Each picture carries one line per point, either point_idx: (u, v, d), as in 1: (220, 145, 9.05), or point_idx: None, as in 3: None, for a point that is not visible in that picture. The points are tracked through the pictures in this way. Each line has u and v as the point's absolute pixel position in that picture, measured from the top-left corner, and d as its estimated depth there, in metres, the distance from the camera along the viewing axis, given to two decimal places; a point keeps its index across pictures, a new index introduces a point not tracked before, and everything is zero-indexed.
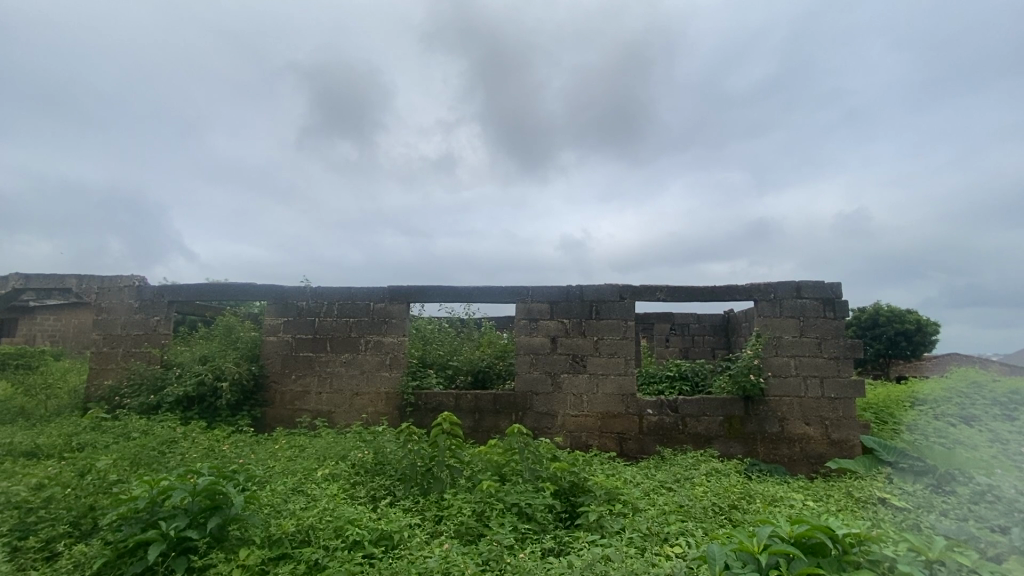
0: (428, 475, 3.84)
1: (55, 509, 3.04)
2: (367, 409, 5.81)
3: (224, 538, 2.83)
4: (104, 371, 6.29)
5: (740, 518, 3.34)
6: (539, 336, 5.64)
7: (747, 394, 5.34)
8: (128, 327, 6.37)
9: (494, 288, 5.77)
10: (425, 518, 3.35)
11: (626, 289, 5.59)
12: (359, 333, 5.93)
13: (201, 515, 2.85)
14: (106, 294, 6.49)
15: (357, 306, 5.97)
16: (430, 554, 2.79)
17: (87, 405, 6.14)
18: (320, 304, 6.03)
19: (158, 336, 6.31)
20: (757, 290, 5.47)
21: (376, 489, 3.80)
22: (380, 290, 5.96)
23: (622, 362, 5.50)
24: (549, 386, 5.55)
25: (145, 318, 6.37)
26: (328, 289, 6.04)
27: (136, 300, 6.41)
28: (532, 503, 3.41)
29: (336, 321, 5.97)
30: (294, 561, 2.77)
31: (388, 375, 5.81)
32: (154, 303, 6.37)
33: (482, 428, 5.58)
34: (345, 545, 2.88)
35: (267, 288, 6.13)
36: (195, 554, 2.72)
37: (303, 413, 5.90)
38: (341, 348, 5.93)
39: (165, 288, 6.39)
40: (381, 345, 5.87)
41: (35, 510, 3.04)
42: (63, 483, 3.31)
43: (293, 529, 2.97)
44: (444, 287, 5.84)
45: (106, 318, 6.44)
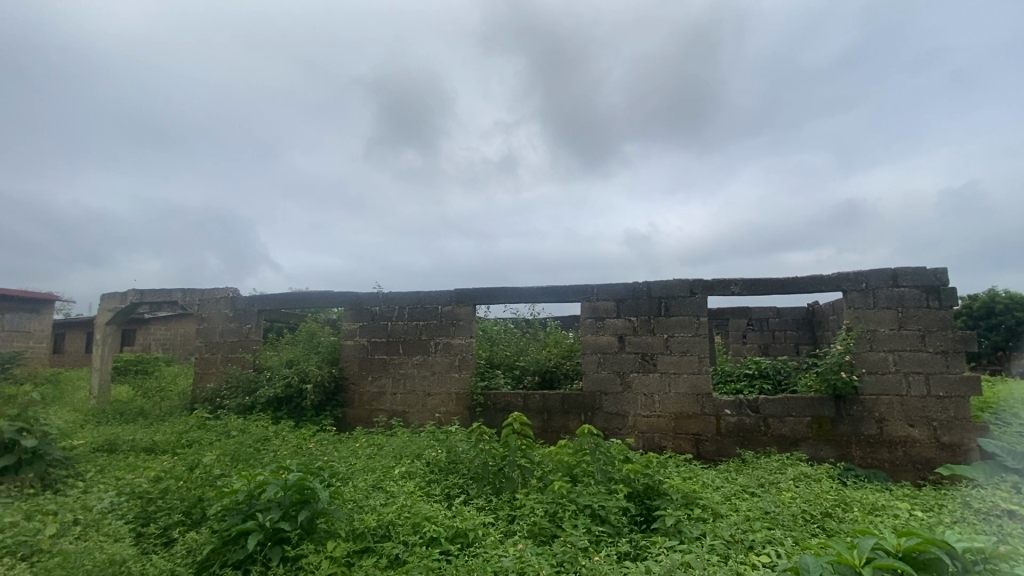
0: (499, 474, 3.87)
1: (171, 499, 3.37)
2: (439, 409, 5.97)
3: (314, 530, 3.02)
4: (207, 375, 6.93)
5: (835, 528, 3.08)
6: (606, 335, 5.53)
7: (838, 393, 4.93)
8: (225, 334, 6.98)
9: (558, 287, 5.73)
10: (498, 517, 3.38)
11: (697, 283, 5.35)
12: (428, 335, 6.11)
13: (293, 508, 3.05)
14: (206, 305, 7.16)
15: (425, 309, 6.16)
16: (504, 553, 2.81)
17: (194, 406, 6.79)
18: (392, 308, 6.28)
19: (251, 342, 6.87)
20: (846, 280, 5.03)
21: (449, 487, 3.90)
22: (446, 294, 6.12)
23: (695, 360, 5.27)
24: (618, 386, 5.43)
25: (238, 326, 6.94)
26: (397, 293, 6.28)
27: (231, 310, 7.01)
28: (605, 505, 3.35)
29: (407, 324, 6.20)
30: (376, 555, 2.90)
31: (458, 377, 5.95)
32: (245, 311, 6.94)
33: (552, 429, 5.55)
34: (423, 541, 2.98)
35: (344, 295, 6.48)
36: (288, 544, 2.91)
37: (380, 413, 6.17)
38: (413, 350, 6.14)
39: (254, 298, 6.94)
40: (449, 346, 6.02)
41: (154, 500, 3.39)
42: (176, 476, 3.66)
43: (374, 524, 3.11)
44: (508, 289, 5.88)
45: (207, 326, 7.09)
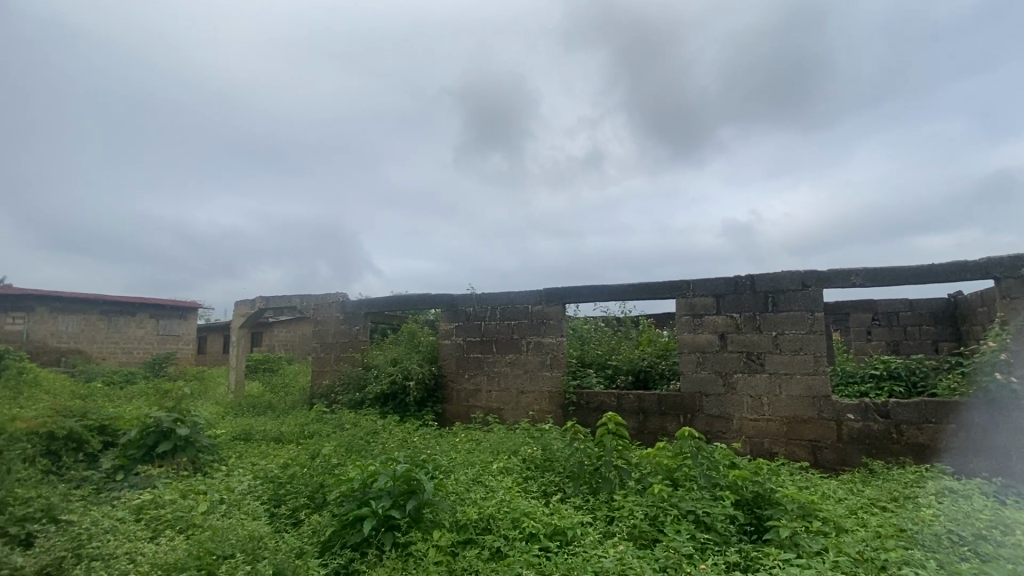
0: (596, 474, 3.83)
1: (297, 484, 3.75)
2: (533, 407, 6.04)
3: (421, 519, 3.20)
4: (323, 372, 7.64)
5: (993, 553, 2.65)
6: (705, 333, 5.25)
7: (993, 399, 4.24)
8: (337, 335, 7.64)
9: (651, 284, 5.54)
10: (596, 518, 3.35)
11: (809, 275, 4.89)
12: (520, 334, 6.21)
13: (401, 497, 3.26)
14: (321, 309, 7.89)
15: (517, 309, 6.27)
16: (603, 554, 2.79)
17: (313, 400, 7.50)
18: (484, 308, 6.47)
19: (359, 342, 7.45)
20: (998, 266, 4.33)
21: (546, 484, 3.94)
22: (536, 294, 6.18)
23: (809, 359, 4.82)
24: (721, 387, 5.14)
25: (348, 327, 7.57)
26: (489, 294, 6.46)
27: (341, 313, 7.66)
28: (710, 512, 3.18)
29: (499, 324, 6.35)
30: (478, 546, 3.01)
31: (550, 375, 5.98)
32: (353, 314, 7.55)
33: (649, 430, 5.38)
34: (522, 536, 3.04)
35: (439, 296, 6.80)
36: (399, 530, 3.11)
37: (476, 410, 6.39)
38: (505, 349, 6.28)
39: (360, 301, 7.52)
40: (541, 345, 6.08)
41: (283, 484, 3.79)
42: (301, 463, 4.07)
43: (476, 516, 3.23)
44: (598, 287, 5.80)
45: (321, 328, 7.81)
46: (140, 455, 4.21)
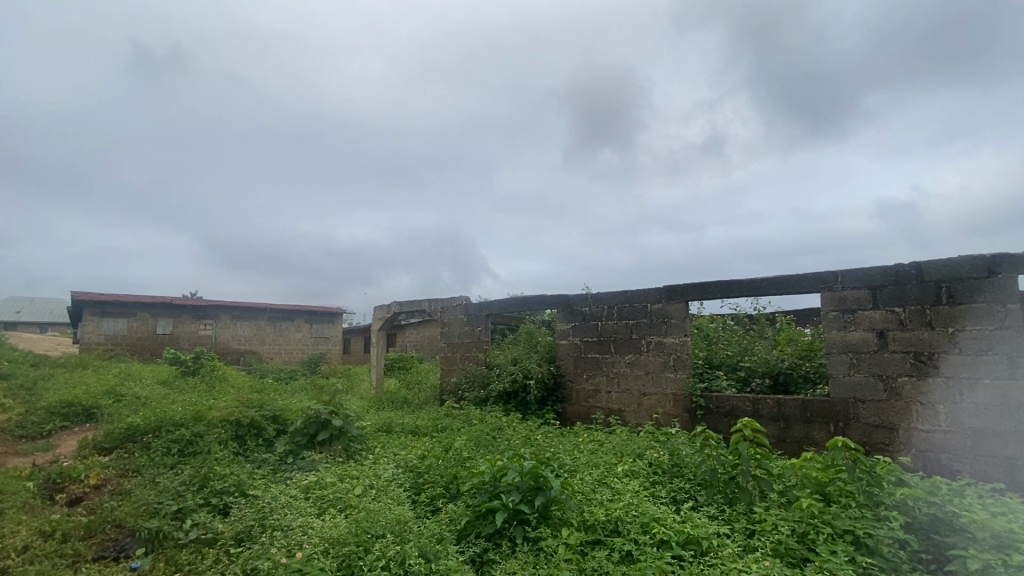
0: (732, 483, 3.57)
1: (433, 474, 4.04)
2: (657, 410, 5.82)
3: (549, 516, 3.26)
4: (450, 370, 8.14)
5: None
6: (858, 331, 4.64)
7: None
8: (461, 336, 8.09)
9: (788, 277, 5.03)
10: (734, 530, 3.14)
11: (998, 259, 4.06)
12: (640, 334, 6.03)
13: (529, 493, 3.34)
14: (446, 311, 8.42)
15: (635, 307, 6.10)
16: (745, 569, 2.60)
17: (442, 396, 8.03)
18: (602, 308, 6.39)
19: (481, 343, 7.82)
20: None
21: (676, 490, 3.77)
22: (656, 292, 5.95)
23: (1002, 361, 4.00)
24: (881, 392, 4.49)
25: (471, 329, 7.98)
26: (606, 294, 6.37)
27: (464, 315, 8.10)
28: (874, 534, 2.80)
29: (618, 323, 6.23)
30: (608, 548, 2.98)
31: (674, 377, 5.71)
32: (476, 316, 7.94)
33: (790, 438, 4.88)
34: (653, 542, 2.95)
35: (556, 297, 6.86)
36: (528, 525, 3.19)
37: (597, 411, 6.34)
38: (625, 349, 6.14)
39: (482, 304, 7.90)
40: (663, 345, 5.84)
41: (421, 473, 4.11)
42: (436, 455, 4.37)
43: (604, 517, 3.21)
44: (725, 282, 5.41)
45: (447, 329, 8.33)
46: (305, 442, 4.86)
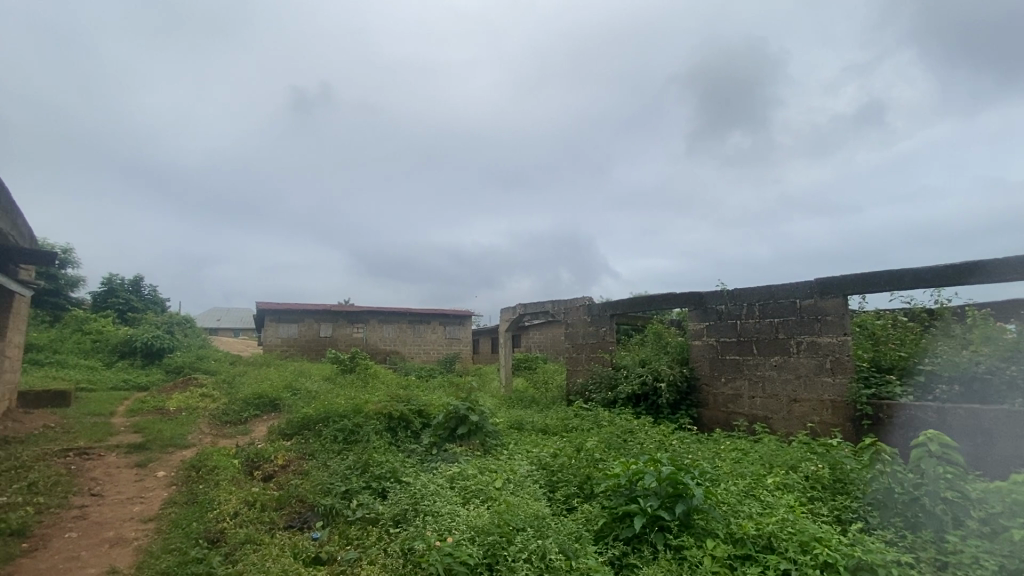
0: (915, 506, 3.06)
1: (567, 473, 4.07)
2: (812, 418, 5.23)
3: (691, 525, 3.11)
4: (576, 371, 8.13)
5: None
6: None
7: None
8: (586, 337, 8.05)
9: (983, 263, 4.19)
10: (919, 560, 2.69)
11: None
12: (787, 334, 5.47)
13: (669, 499, 3.22)
14: (569, 312, 8.45)
15: (781, 305, 5.55)
16: None
17: (569, 397, 8.04)
18: (740, 306, 5.93)
19: (607, 343, 7.72)
20: None
21: (841, 509, 3.35)
22: (805, 286, 5.37)
23: None
24: None
25: (596, 329, 7.91)
26: (745, 290, 5.89)
27: (588, 315, 8.06)
28: None
29: (760, 322, 5.73)
30: (761, 566, 2.76)
31: (832, 382, 5.10)
32: (600, 316, 7.87)
33: (995, 458, 4.04)
34: (815, 564, 2.66)
35: (687, 295, 6.51)
36: (670, 533, 3.07)
37: (739, 417, 5.88)
38: (769, 351, 5.62)
39: (606, 304, 7.83)
40: (816, 346, 5.23)
41: (555, 472, 4.17)
42: (568, 455, 4.41)
43: (754, 532, 2.97)
44: (895, 272, 4.68)
45: (571, 330, 8.34)
46: (446, 435, 5.22)
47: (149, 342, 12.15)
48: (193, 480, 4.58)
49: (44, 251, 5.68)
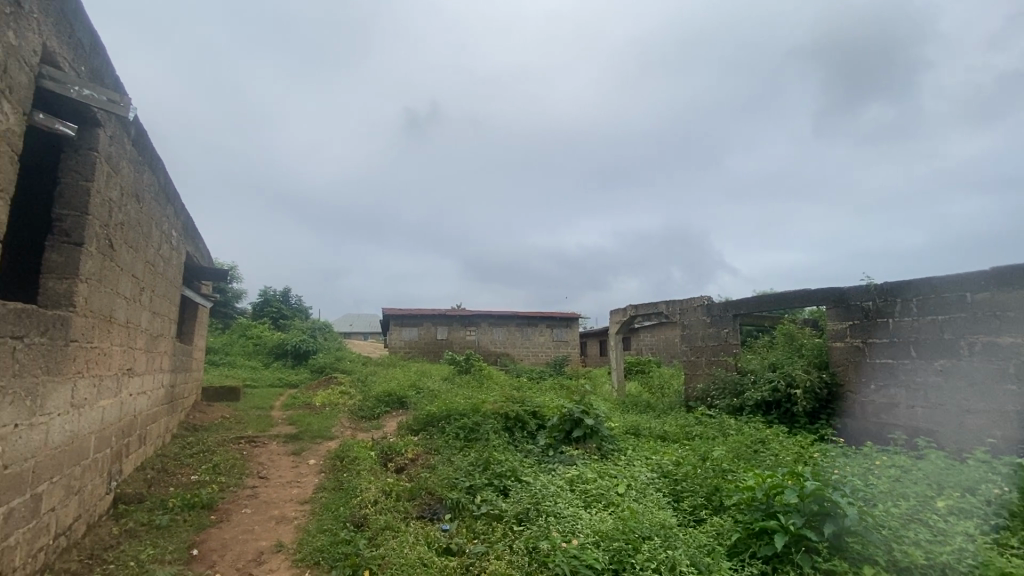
0: None
1: (692, 483, 3.85)
2: (994, 433, 4.37)
3: (843, 548, 2.77)
4: (695, 376, 7.71)
5: None
6: None
7: None
8: (706, 339, 7.62)
9: None
10: None
11: None
12: (955, 333, 4.66)
13: (814, 518, 2.90)
14: (686, 313, 8.06)
15: (945, 299, 4.75)
16: None
17: (689, 403, 7.63)
18: (891, 302, 5.20)
19: (730, 346, 7.26)
20: None
21: None
22: (980, 276, 4.53)
23: None
24: None
25: (717, 331, 7.47)
26: (897, 283, 5.15)
27: (708, 316, 7.65)
28: None
29: (918, 320, 4.95)
30: None
31: (1019, 391, 4.23)
32: (721, 317, 7.44)
33: None
34: None
35: (824, 291, 5.83)
36: (818, 555, 2.77)
37: (895, 429, 5.12)
38: (933, 353, 4.83)
39: (728, 304, 7.38)
40: (997, 347, 4.38)
41: (679, 481, 3.97)
42: (693, 464, 4.17)
43: (925, 562, 2.56)
44: None
45: (689, 332, 7.94)
46: (562, 438, 5.24)
47: (297, 345, 13.85)
48: (338, 468, 5.12)
49: (220, 269, 6.76)
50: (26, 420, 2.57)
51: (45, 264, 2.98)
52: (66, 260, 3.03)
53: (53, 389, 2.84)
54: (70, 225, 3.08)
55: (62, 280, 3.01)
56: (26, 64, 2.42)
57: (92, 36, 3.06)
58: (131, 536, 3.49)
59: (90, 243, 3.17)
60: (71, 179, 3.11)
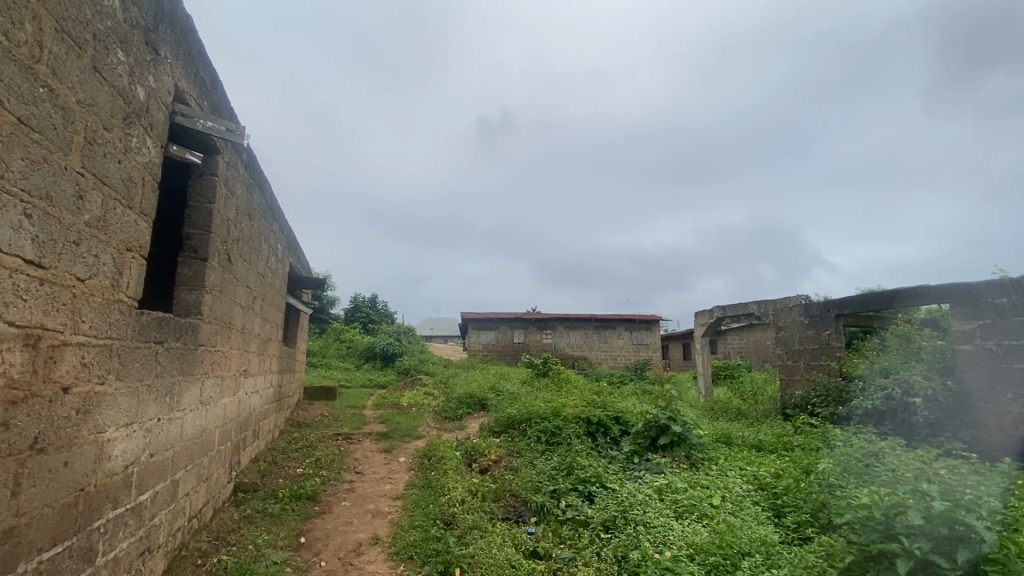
0: None
1: (795, 499, 3.55)
2: None
3: None
4: (793, 381, 7.16)
5: None
6: None
7: None
8: (805, 342, 7.05)
9: None
10: None
11: None
12: None
13: (946, 543, 2.57)
14: (781, 314, 7.52)
15: None
16: None
17: (786, 410, 7.12)
18: None
19: (833, 349, 6.67)
20: None
21: None
22: None
23: None
24: None
25: (817, 333, 6.90)
26: None
27: (806, 317, 7.08)
28: None
29: None
30: None
31: None
32: (822, 317, 6.85)
33: None
34: None
35: (946, 288, 5.16)
36: None
37: None
38: None
39: (829, 303, 6.77)
40: None
41: (780, 495, 3.69)
42: (794, 476, 3.86)
43: None
44: None
45: (784, 334, 7.40)
46: (648, 444, 5.07)
47: (385, 348, 14.62)
48: (426, 467, 5.34)
49: (317, 278, 7.32)
50: (166, 414, 2.93)
51: (178, 278, 3.39)
52: (194, 273, 3.43)
53: (186, 387, 3.22)
54: (197, 243, 3.48)
55: (192, 291, 3.40)
56: (163, 104, 2.78)
57: (211, 73, 3.44)
58: (249, 522, 3.86)
59: (213, 258, 3.56)
60: (197, 202, 3.52)
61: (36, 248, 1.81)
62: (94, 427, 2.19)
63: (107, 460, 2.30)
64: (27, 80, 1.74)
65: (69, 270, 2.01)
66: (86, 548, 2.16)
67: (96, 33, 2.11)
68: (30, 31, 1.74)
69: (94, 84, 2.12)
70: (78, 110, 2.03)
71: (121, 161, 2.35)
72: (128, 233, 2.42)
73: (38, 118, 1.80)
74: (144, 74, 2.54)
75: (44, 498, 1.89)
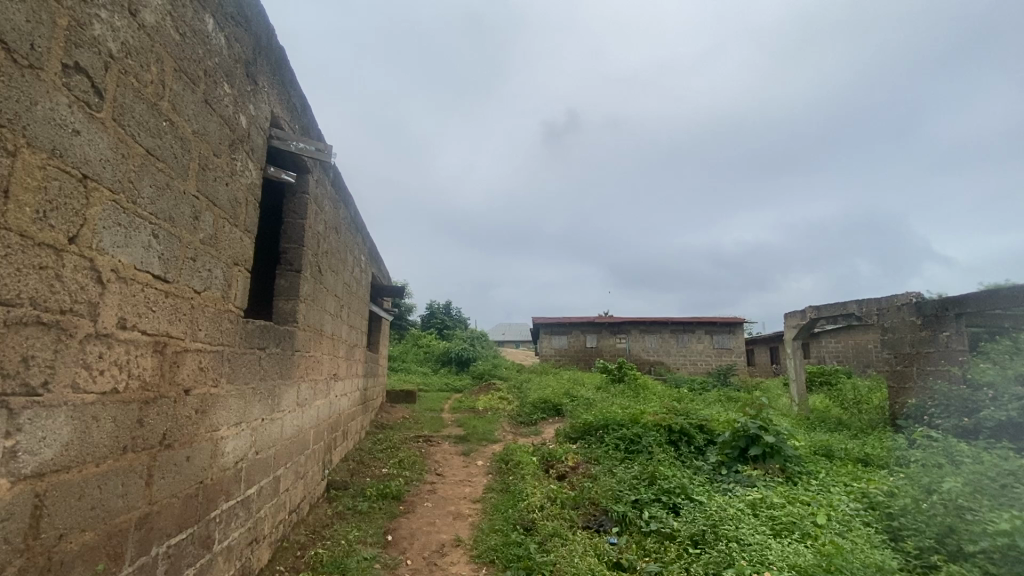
0: None
1: (915, 522, 3.15)
2: None
3: None
4: (904, 390, 6.43)
5: None
6: None
7: None
8: (917, 345, 6.33)
9: None
10: None
11: None
12: None
13: None
14: (887, 314, 6.80)
15: None
16: None
17: (896, 421, 6.43)
18: None
19: (954, 353, 5.93)
20: None
21: None
22: None
23: None
24: None
25: (933, 334, 6.17)
26: None
27: (918, 317, 6.35)
28: None
29: None
30: None
31: None
32: (938, 317, 6.11)
33: None
34: None
35: None
36: None
37: None
38: None
39: (948, 301, 6.02)
40: None
41: (896, 518, 3.29)
42: (912, 495, 3.44)
43: None
44: None
45: (892, 337, 6.70)
46: (736, 455, 4.78)
47: (460, 353, 14.99)
48: (504, 471, 5.38)
49: (396, 286, 7.66)
50: (269, 414, 3.18)
51: (277, 288, 3.68)
52: (290, 284, 3.71)
53: (285, 390, 3.47)
54: (292, 255, 3.76)
55: (289, 301, 3.68)
56: (262, 129, 3.03)
57: (302, 98, 3.72)
58: (341, 518, 4.10)
59: (305, 270, 3.83)
60: (292, 218, 3.80)
61: (163, 264, 2.04)
62: (209, 426, 2.41)
63: (221, 456, 2.52)
64: (153, 116, 1.96)
65: (188, 283, 2.23)
66: (205, 536, 2.38)
67: (207, 70, 2.34)
68: (155, 72, 1.96)
69: (206, 115, 2.35)
70: (193, 140, 2.26)
71: (228, 183, 2.58)
72: (235, 249, 2.66)
73: (162, 149, 2.02)
74: (246, 104, 2.79)
75: (171, 488, 2.10)
